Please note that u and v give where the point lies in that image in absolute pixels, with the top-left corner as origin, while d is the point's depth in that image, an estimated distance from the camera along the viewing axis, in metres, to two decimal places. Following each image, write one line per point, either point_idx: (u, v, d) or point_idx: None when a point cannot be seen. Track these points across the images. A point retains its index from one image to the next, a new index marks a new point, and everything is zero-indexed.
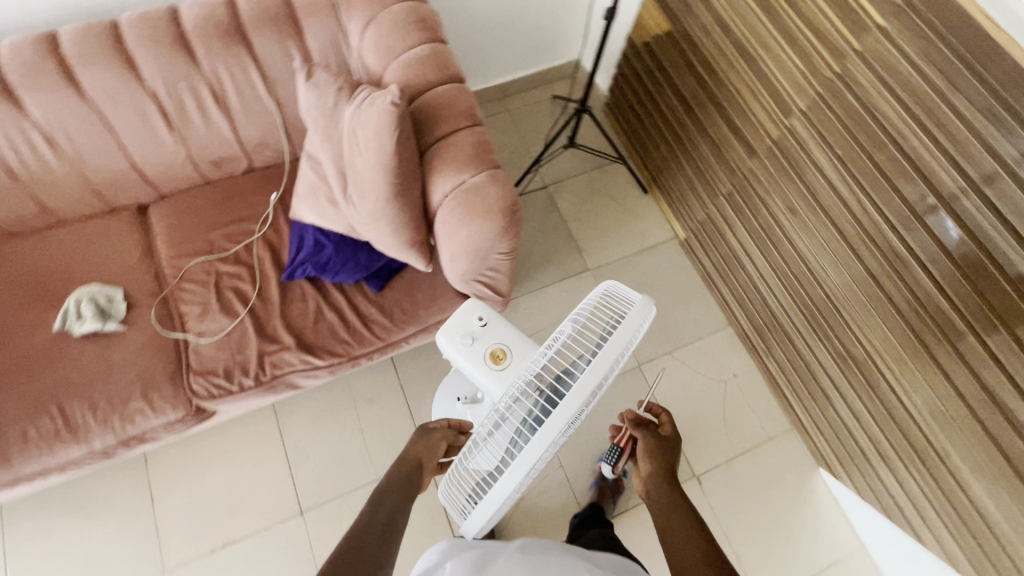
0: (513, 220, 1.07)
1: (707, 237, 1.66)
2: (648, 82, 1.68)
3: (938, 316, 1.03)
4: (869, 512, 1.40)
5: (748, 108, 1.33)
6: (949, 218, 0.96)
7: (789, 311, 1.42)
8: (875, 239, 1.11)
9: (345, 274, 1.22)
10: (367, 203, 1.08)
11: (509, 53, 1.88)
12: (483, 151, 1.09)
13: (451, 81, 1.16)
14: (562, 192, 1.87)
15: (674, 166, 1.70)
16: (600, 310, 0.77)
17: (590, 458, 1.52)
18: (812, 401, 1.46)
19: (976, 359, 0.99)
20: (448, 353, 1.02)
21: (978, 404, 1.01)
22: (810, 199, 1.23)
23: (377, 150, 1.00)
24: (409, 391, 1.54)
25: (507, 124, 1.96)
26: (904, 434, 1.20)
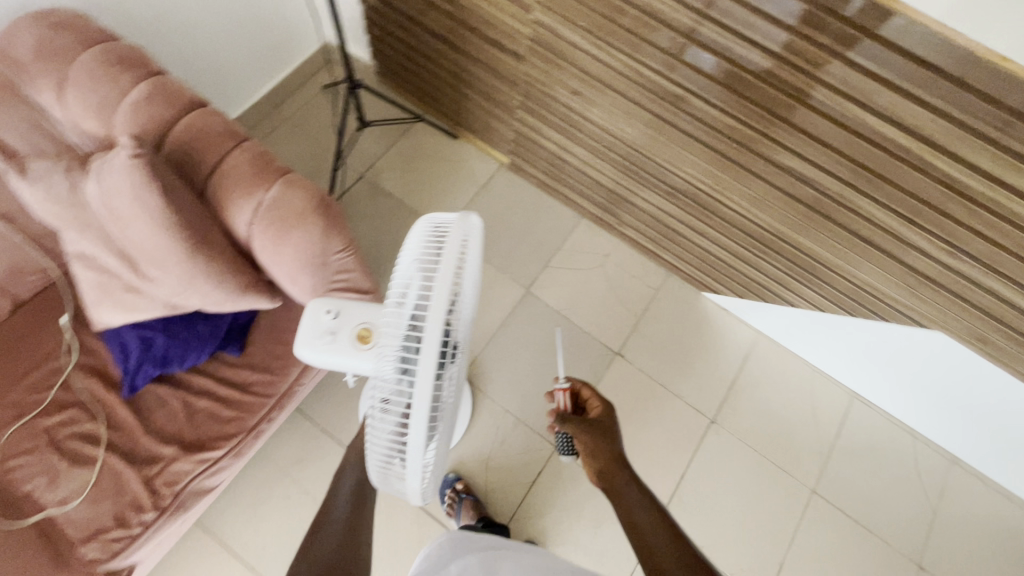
0: (331, 214, 1.02)
1: (525, 150, 1.73)
2: (401, 34, 1.66)
3: (720, 126, 1.19)
4: (746, 305, 1.68)
5: (496, 20, 1.37)
6: (701, 49, 1.08)
7: (618, 180, 1.55)
8: (648, 86, 1.23)
9: (193, 355, 1.10)
10: (170, 268, 0.96)
11: (253, 61, 1.73)
12: (265, 162, 1.03)
13: (191, 110, 1.06)
14: (380, 173, 1.82)
15: (465, 101, 1.73)
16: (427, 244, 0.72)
17: (526, 389, 1.59)
18: (670, 242, 1.65)
19: (759, 145, 1.16)
20: (316, 361, 0.86)
21: (776, 179, 1.20)
22: (584, 77, 1.32)
23: (145, 208, 0.91)
24: (334, 428, 1.47)
25: (292, 132, 1.84)
26: (741, 229, 1.40)
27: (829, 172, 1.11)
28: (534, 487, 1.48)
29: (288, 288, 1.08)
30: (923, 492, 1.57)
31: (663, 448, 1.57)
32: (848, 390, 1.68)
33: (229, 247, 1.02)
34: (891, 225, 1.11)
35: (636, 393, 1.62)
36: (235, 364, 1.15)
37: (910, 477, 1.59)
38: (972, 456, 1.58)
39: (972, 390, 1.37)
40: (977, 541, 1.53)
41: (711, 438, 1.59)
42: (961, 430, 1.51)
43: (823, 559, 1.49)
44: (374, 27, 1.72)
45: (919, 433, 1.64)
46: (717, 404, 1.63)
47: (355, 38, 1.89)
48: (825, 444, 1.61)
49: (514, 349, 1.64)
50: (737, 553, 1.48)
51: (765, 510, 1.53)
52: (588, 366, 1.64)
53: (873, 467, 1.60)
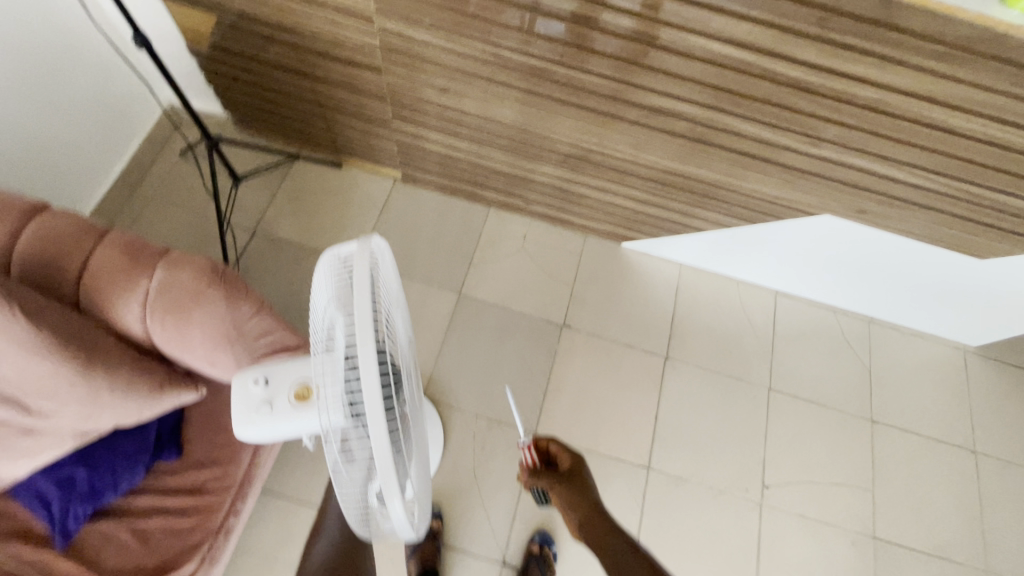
0: (228, 280, 0.97)
1: (413, 159, 1.70)
2: (248, 76, 1.56)
3: (590, 85, 1.22)
4: (663, 242, 1.77)
5: (342, 38, 1.32)
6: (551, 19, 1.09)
7: (513, 162, 1.57)
8: (512, 66, 1.23)
9: (126, 477, 1.00)
10: (66, 394, 0.85)
11: (92, 146, 1.56)
12: (140, 250, 0.97)
13: (35, 217, 0.98)
14: (273, 223, 1.72)
15: (337, 127, 1.67)
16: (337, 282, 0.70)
17: (490, 388, 1.59)
18: (579, 206, 1.70)
19: (629, 94, 1.21)
20: (262, 438, 0.79)
21: (653, 121, 1.26)
22: (449, 73, 1.30)
23: (14, 337, 0.82)
24: (309, 494, 1.39)
25: (162, 208, 1.68)
26: (638, 175, 1.46)
27: (696, 101, 1.17)
28: None
29: (210, 373, 1.00)
30: (855, 355, 1.76)
31: (632, 397, 1.64)
32: (771, 289, 1.83)
33: (126, 349, 0.93)
34: (760, 133, 1.20)
35: (592, 356, 1.67)
36: (177, 470, 1.06)
37: (841, 346, 1.77)
38: (881, 311, 1.78)
39: (867, 254, 1.54)
40: (906, 380, 1.74)
41: (671, 373, 1.68)
42: (867, 291, 1.70)
43: (795, 444, 1.63)
44: (216, 76, 1.61)
45: (837, 306, 1.82)
46: (667, 341, 1.72)
47: (198, 92, 1.75)
48: (766, 343, 1.75)
49: (466, 354, 1.63)
50: (725, 467, 1.58)
51: (735, 420, 1.64)
52: (540, 346, 1.67)
53: (810, 348, 1.76)
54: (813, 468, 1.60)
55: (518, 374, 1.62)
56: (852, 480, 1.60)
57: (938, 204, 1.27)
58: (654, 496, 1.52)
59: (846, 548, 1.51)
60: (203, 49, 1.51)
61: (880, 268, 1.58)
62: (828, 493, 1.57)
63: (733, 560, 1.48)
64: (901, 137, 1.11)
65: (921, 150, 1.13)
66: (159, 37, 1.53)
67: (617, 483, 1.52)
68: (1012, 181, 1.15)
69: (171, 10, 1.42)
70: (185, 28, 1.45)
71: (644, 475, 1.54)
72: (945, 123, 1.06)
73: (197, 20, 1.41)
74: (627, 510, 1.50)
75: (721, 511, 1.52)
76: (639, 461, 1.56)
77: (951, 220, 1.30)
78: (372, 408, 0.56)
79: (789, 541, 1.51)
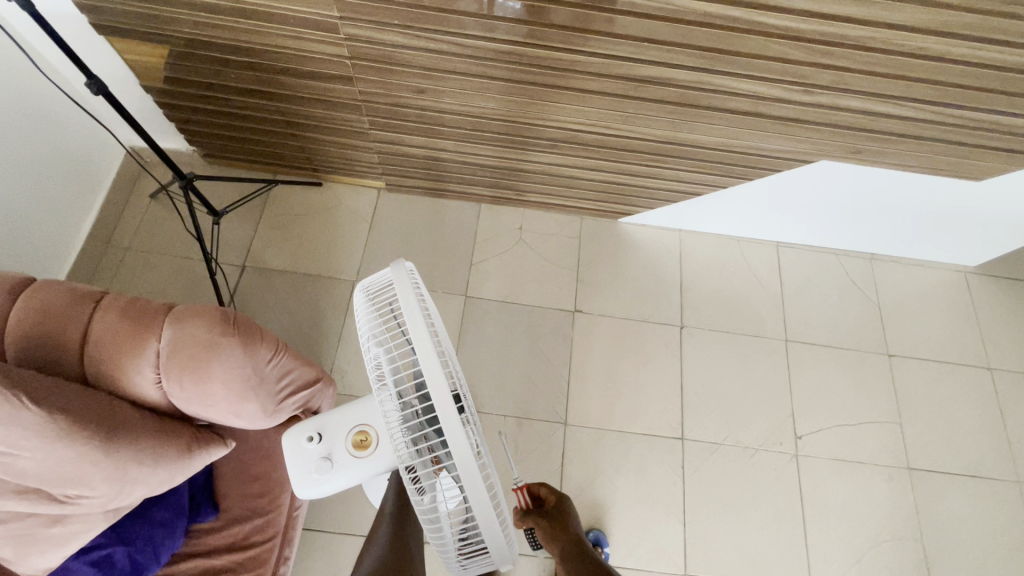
0: (241, 324, 0.97)
1: (396, 166, 1.65)
2: (208, 105, 1.48)
3: (571, 65, 1.17)
4: (661, 212, 1.75)
5: (302, 52, 1.25)
6: None
7: (500, 154, 1.52)
8: (490, 57, 1.18)
9: (166, 546, 0.97)
10: (92, 475, 0.85)
11: (56, 204, 1.46)
12: (140, 310, 0.95)
13: (21, 294, 0.94)
14: (262, 254, 1.66)
15: (312, 145, 1.60)
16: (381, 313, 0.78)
17: (512, 385, 1.57)
18: (572, 188, 1.66)
19: (615, 69, 1.16)
20: (321, 491, 0.89)
21: (642, 93, 1.22)
22: (424, 73, 1.24)
23: (23, 429, 0.80)
24: (351, 525, 1.35)
25: (143, 257, 1.61)
26: (629, 149, 1.43)
27: (684, 66, 1.13)
28: (564, 468, 1.49)
29: (237, 424, 1.02)
30: (863, 293, 1.77)
31: (655, 370, 1.62)
32: (771, 241, 1.82)
33: (147, 415, 0.93)
34: (752, 89, 1.17)
35: (608, 337, 1.66)
36: (215, 527, 1.03)
37: (849, 287, 1.77)
38: (882, 246, 1.79)
39: (865, 193, 1.53)
40: (916, 309, 1.76)
41: (688, 341, 1.67)
42: (866, 229, 1.71)
43: (820, 390, 1.64)
44: (175, 111, 1.52)
45: (838, 249, 1.82)
46: (679, 309, 1.71)
47: (158, 131, 1.67)
48: (776, 296, 1.75)
49: (483, 355, 1.60)
50: (756, 425, 1.58)
51: (758, 377, 1.64)
52: (555, 335, 1.64)
53: (820, 294, 1.76)
54: (841, 411, 1.61)
55: (539, 367, 1.60)
56: (880, 416, 1.61)
57: (934, 134, 1.26)
58: (692, 466, 1.52)
59: (885, 483, 1.53)
60: (157, 84, 1.42)
61: (878, 205, 1.57)
62: (860, 433, 1.59)
63: (779, 514, 1.49)
64: (894, 72, 1.09)
65: (915, 83, 1.11)
66: (104, 78, 1.44)
67: (654, 459, 1.51)
68: (1007, 100, 1.14)
69: (111, 47, 1.32)
70: (134, 64, 1.36)
71: (680, 447, 1.54)
72: (939, 51, 1.04)
73: (146, 54, 1.32)
74: (668, 484, 1.49)
75: (760, 469, 1.53)
76: (672, 434, 1.55)
77: (947, 146, 1.30)
78: (447, 417, 0.59)
79: (829, 487, 1.52)
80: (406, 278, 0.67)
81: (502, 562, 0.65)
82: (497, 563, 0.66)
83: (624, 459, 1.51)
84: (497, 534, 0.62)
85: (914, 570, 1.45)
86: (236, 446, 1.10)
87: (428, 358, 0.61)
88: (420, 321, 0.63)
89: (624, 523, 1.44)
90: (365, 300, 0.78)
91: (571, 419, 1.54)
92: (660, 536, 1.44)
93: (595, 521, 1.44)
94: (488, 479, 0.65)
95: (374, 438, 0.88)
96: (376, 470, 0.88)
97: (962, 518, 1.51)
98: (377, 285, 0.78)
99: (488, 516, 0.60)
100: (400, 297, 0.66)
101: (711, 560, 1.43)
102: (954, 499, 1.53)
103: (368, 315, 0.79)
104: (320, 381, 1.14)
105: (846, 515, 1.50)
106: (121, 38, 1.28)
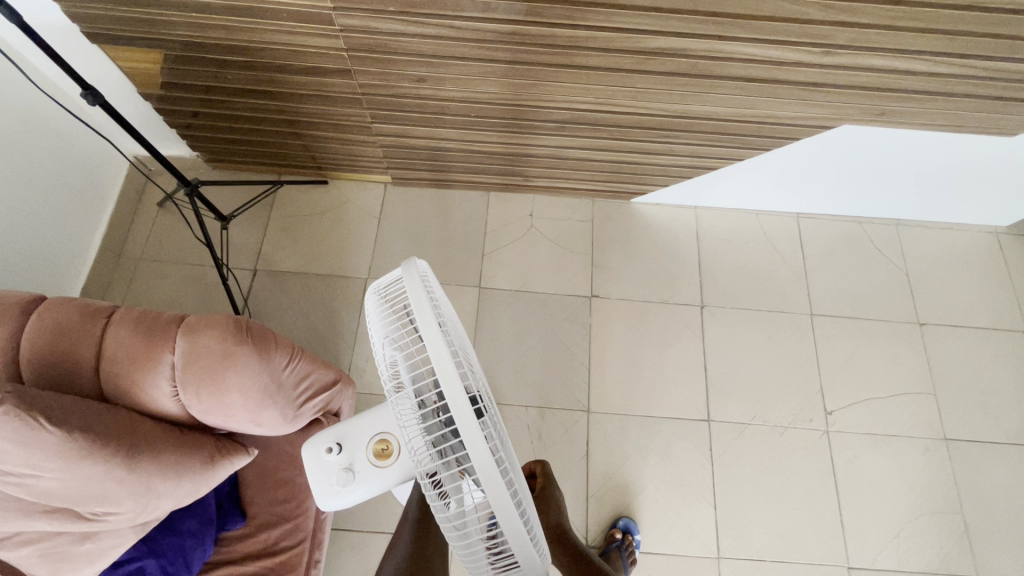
0: (255, 332, 0.97)
1: (400, 158, 1.61)
2: (208, 109, 1.45)
3: (573, 41, 1.11)
4: (674, 189, 1.69)
5: (296, 46, 1.21)
6: None
7: (507, 140, 1.48)
8: (488, 38, 1.12)
9: (198, 556, 0.97)
10: (117, 492, 0.85)
11: (63, 219, 1.46)
12: (152, 323, 0.94)
13: (33, 312, 0.93)
14: (272, 256, 1.65)
15: (314, 143, 1.57)
16: (396, 313, 0.76)
17: (532, 375, 1.55)
18: (581, 171, 1.62)
19: (619, 42, 1.10)
20: (345, 503, 0.87)
21: (650, 65, 1.16)
22: (424, 60, 1.20)
23: (45, 451, 0.80)
24: (377, 522, 1.35)
25: (154, 266, 1.61)
26: (638, 126, 1.38)
27: (694, 34, 1.07)
28: (590, 455, 1.47)
29: (257, 432, 1.02)
30: (889, 262, 1.70)
31: (678, 353, 1.59)
32: (792, 213, 1.76)
33: (165, 430, 0.93)
34: (767, 55, 1.10)
35: (627, 321, 1.62)
36: (246, 534, 1.03)
37: (874, 256, 1.71)
38: (908, 211, 1.72)
39: (888, 157, 1.46)
40: (946, 274, 1.69)
41: (710, 320, 1.63)
42: (891, 194, 1.64)
43: (849, 364, 1.59)
44: (174, 116, 1.51)
45: (861, 217, 1.75)
46: (699, 288, 1.66)
47: (160, 138, 1.65)
48: (798, 269, 1.69)
49: (501, 346, 1.58)
50: (783, 402, 1.54)
51: (783, 353, 1.60)
52: (574, 322, 1.61)
53: (844, 266, 1.70)
54: (872, 384, 1.56)
55: (558, 355, 1.57)
56: (912, 386, 1.56)
57: (963, 88, 1.18)
58: (719, 447, 1.49)
59: (920, 456, 1.49)
60: (154, 91, 1.40)
61: (902, 169, 1.51)
62: (893, 406, 1.54)
63: (811, 492, 1.45)
64: (918, 25, 1.02)
65: (943, 36, 1.04)
66: (100, 86, 1.41)
67: (680, 443, 1.48)
68: None
69: (106, 54, 1.29)
70: (131, 71, 1.34)
71: (706, 429, 1.50)
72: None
73: (140, 60, 1.30)
74: (697, 467, 1.46)
75: (790, 447, 1.49)
76: (698, 416, 1.51)
77: (977, 102, 1.22)
78: (463, 417, 0.56)
79: (863, 462, 1.48)
80: (414, 273, 0.64)
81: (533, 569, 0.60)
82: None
83: (650, 444, 1.48)
84: (526, 543, 0.57)
85: (955, 542, 1.41)
86: (258, 453, 1.09)
87: (440, 353, 0.59)
88: (432, 323, 0.60)
89: (653, 508, 1.42)
90: (377, 302, 0.77)
91: (595, 407, 1.52)
92: (691, 519, 1.42)
93: (624, 508, 1.43)
94: (512, 482, 0.61)
95: (395, 445, 0.87)
96: (399, 478, 0.87)
97: (1001, 487, 1.46)
98: (389, 286, 0.76)
99: (514, 523, 0.56)
100: (408, 294, 0.63)
101: (744, 542, 1.40)
102: (994, 468, 1.48)
103: (383, 315, 0.77)
104: (337, 383, 1.14)
105: (880, 490, 1.46)
106: (114, 45, 1.25)
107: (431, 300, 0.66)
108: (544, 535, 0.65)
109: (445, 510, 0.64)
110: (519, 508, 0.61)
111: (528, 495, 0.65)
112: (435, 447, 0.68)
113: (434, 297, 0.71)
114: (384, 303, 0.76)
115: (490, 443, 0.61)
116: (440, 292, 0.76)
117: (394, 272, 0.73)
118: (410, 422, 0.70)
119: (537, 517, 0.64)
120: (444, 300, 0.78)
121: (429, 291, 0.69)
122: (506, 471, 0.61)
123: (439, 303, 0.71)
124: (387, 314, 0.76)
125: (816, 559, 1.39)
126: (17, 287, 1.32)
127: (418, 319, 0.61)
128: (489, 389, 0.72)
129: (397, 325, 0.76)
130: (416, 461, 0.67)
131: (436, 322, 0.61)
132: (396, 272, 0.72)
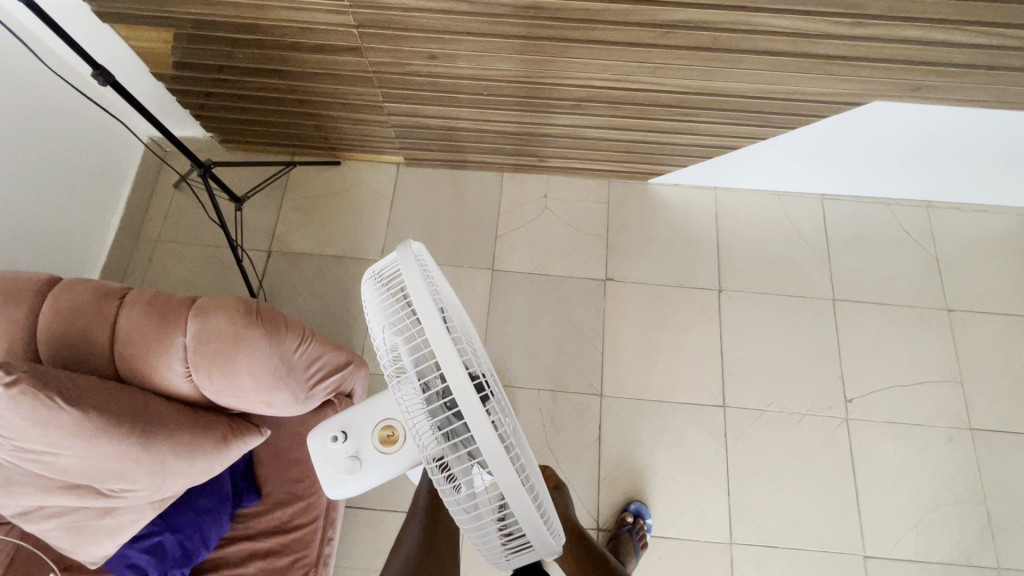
0: (265, 314, 0.97)
1: (411, 137, 1.59)
2: (220, 89, 1.44)
3: (589, 14, 1.07)
4: (693, 170, 1.64)
5: (304, 24, 1.18)
6: None
7: (521, 120, 1.45)
8: (501, 13, 1.09)
9: (215, 531, 1.00)
10: (133, 470, 0.87)
11: (81, 200, 1.48)
12: (163, 305, 0.95)
13: (48, 294, 0.95)
14: (285, 237, 1.65)
15: (326, 123, 1.56)
16: (392, 295, 0.74)
17: (545, 359, 1.54)
18: (596, 150, 1.58)
19: (638, 15, 1.06)
20: (353, 491, 0.88)
21: (669, 39, 1.11)
22: (435, 37, 1.17)
23: (62, 430, 0.82)
24: (389, 499, 1.37)
25: (171, 246, 1.63)
26: (655, 103, 1.33)
27: (716, 5, 1.02)
28: (602, 438, 1.46)
29: (270, 413, 1.03)
30: (917, 246, 1.63)
31: (693, 337, 1.56)
32: (816, 194, 1.70)
33: (179, 410, 0.95)
34: (794, 26, 1.05)
35: (643, 305, 1.59)
36: (260, 512, 1.05)
37: (902, 239, 1.64)
38: (940, 192, 1.64)
39: (921, 137, 1.39)
40: (979, 258, 1.62)
41: (728, 305, 1.59)
42: (921, 175, 1.56)
43: (872, 350, 1.54)
44: (189, 97, 1.50)
45: (889, 198, 1.68)
46: (717, 271, 1.62)
47: (174, 117, 1.65)
48: (823, 253, 1.64)
49: (513, 329, 1.57)
50: (803, 390, 1.50)
51: (803, 339, 1.56)
52: (588, 306, 1.59)
53: (870, 249, 1.64)
54: (895, 372, 1.52)
55: (571, 339, 1.56)
56: (938, 375, 1.51)
57: (1005, 61, 1.10)
58: (734, 433, 1.46)
59: (943, 446, 1.45)
60: (167, 71, 1.40)
61: (934, 149, 1.44)
62: (916, 395, 1.49)
63: (827, 482, 1.43)
64: None
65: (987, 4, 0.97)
66: (113, 67, 1.41)
67: (695, 429, 1.47)
68: None
69: (120, 33, 1.29)
70: (144, 51, 1.34)
71: (722, 415, 1.48)
72: None
73: (152, 39, 1.29)
74: (711, 454, 1.45)
75: (809, 435, 1.46)
76: (713, 402, 1.49)
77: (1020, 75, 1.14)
78: (470, 405, 0.55)
79: (884, 452, 1.45)
80: (410, 257, 0.63)
81: (548, 551, 0.60)
82: (542, 556, 0.61)
83: (664, 429, 1.47)
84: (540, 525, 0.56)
85: (977, 533, 1.38)
86: (272, 433, 1.11)
87: (442, 340, 0.57)
88: (432, 308, 0.59)
89: (667, 493, 1.42)
90: (376, 288, 0.76)
91: (608, 391, 1.50)
92: (705, 505, 1.41)
93: (636, 493, 1.42)
94: (522, 467, 0.60)
95: (401, 432, 0.87)
96: (403, 466, 0.87)
97: None
98: (388, 272, 0.75)
99: (525, 507, 0.56)
100: (406, 280, 0.61)
101: (758, 529, 1.39)
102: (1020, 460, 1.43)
103: (381, 298, 0.76)
104: (350, 364, 1.15)
105: (901, 481, 1.42)
106: (127, 24, 1.24)
107: (431, 286, 0.65)
108: (555, 515, 0.64)
109: (456, 495, 0.63)
110: (529, 490, 0.60)
111: (538, 476, 0.65)
112: (442, 436, 0.66)
113: (431, 279, 0.69)
114: (381, 288, 0.76)
115: (497, 429, 0.60)
116: (438, 275, 0.75)
117: (389, 255, 0.72)
118: (414, 410, 0.70)
119: (549, 503, 0.64)
120: (443, 281, 0.76)
121: (426, 274, 0.67)
122: (515, 456, 0.60)
123: (436, 286, 0.69)
124: (385, 299, 0.75)
125: (831, 547, 1.38)
126: (37, 267, 1.35)
127: (418, 307, 0.60)
128: (494, 372, 0.70)
129: (396, 311, 0.75)
130: (422, 447, 0.66)
131: (435, 308, 0.60)
132: (392, 258, 0.71)
